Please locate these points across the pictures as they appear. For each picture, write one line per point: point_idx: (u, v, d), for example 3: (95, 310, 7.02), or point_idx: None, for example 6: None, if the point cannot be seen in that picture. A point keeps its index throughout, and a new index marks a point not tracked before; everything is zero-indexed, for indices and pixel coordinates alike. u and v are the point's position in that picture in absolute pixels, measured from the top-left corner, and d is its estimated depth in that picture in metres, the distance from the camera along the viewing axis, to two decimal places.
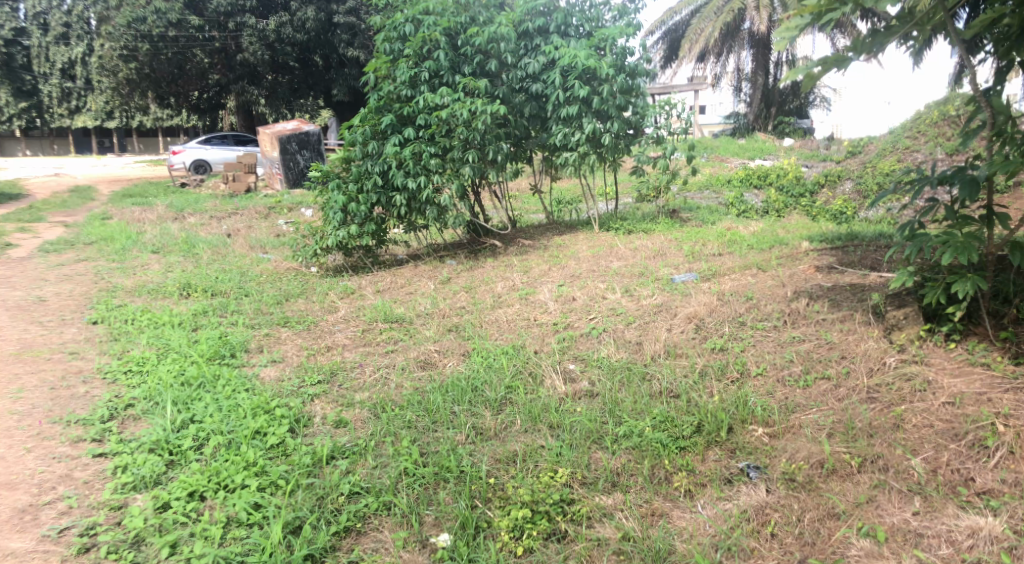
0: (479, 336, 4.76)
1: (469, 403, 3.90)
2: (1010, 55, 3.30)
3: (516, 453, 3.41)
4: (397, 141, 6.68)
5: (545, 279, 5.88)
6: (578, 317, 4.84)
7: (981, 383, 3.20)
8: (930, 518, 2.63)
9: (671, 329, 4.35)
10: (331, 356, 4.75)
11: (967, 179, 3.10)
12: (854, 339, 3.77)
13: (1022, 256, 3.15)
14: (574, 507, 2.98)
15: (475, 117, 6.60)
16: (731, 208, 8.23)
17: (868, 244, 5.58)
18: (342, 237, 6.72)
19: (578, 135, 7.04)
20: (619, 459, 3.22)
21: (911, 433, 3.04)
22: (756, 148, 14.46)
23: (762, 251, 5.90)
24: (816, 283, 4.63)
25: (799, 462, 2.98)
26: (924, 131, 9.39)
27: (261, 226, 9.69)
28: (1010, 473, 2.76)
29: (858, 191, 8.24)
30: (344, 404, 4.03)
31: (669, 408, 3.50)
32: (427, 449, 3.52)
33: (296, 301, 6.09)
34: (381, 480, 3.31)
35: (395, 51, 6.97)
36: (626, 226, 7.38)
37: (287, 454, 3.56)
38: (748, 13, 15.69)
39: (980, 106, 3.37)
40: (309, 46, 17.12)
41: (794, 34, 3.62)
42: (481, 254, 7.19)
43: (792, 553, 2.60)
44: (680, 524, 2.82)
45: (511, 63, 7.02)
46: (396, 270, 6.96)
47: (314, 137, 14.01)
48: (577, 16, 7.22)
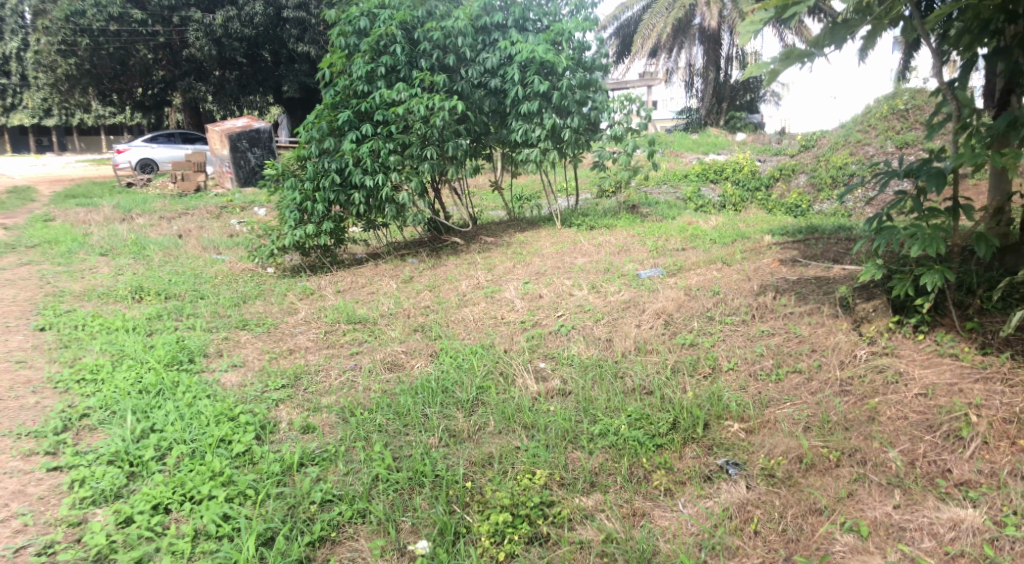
0: (447, 336, 4.70)
1: (441, 405, 3.83)
2: (972, 48, 3.35)
3: (491, 455, 3.37)
4: (354, 138, 6.53)
5: (510, 277, 5.84)
6: (546, 314, 4.82)
7: (951, 373, 3.29)
8: (911, 511, 2.69)
9: (640, 325, 4.36)
10: (294, 359, 4.63)
11: (933, 172, 3.18)
12: (823, 332, 3.84)
13: (986, 248, 3.25)
14: (554, 510, 2.96)
15: (432, 113, 6.51)
16: (690, 202, 8.33)
17: (827, 236, 5.71)
18: (300, 237, 6.55)
19: (539, 131, 7.01)
20: (597, 459, 3.22)
21: (886, 425, 3.10)
22: (709, 142, 14.70)
23: (725, 245, 5.98)
24: (781, 276, 4.71)
25: (777, 458, 3.02)
26: (874, 125, 9.66)
27: (213, 226, 9.41)
28: (985, 463, 2.84)
29: (812, 183, 8.43)
30: (311, 410, 3.92)
31: (644, 405, 3.51)
32: (400, 454, 3.46)
33: (254, 303, 5.92)
34: (354, 487, 3.23)
35: (350, 46, 6.78)
36: (588, 222, 7.40)
37: (254, 463, 3.45)
38: (699, 8, 15.89)
39: (943, 100, 3.43)
40: (258, 42, 16.66)
41: (759, 28, 3.65)
42: (443, 252, 7.12)
43: (776, 550, 2.64)
44: (662, 524, 2.83)
45: (469, 59, 6.93)
46: (356, 270, 6.83)
47: (265, 134, 13.60)
48: (534, 10, 7.16)
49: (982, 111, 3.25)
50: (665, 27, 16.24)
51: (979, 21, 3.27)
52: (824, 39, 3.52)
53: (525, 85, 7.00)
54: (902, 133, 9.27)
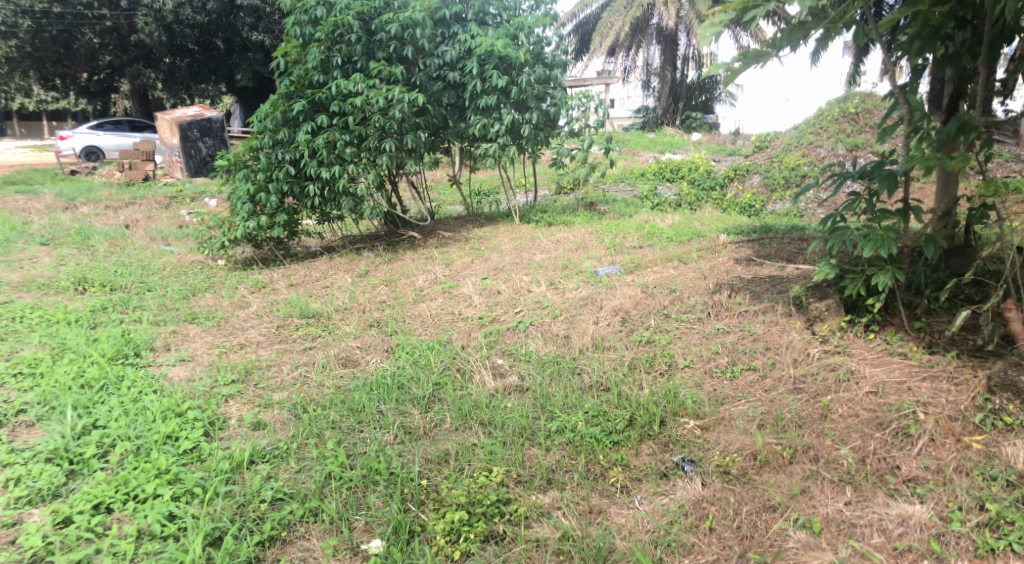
0: (403, 332, 4.63)
1: (397, 401, 3.76)
2: (922, 54, 3.43)
3: (448, 452, 3.31)
4: (309, 129, 6.38)
5: (468, 272, 5.79)
6: (504, 311, 4.80)
7: (900, 372, 3.38)
8: (861, 507, 2.75)
9: (598, 322, 4.37)
10: (245, 354, 4.50)
11: (886, 174, 3.26)
12: (777, 330, 3.91)
13: (935, 250, 3.34)
14: (510, 507, 2.93)
15: (391, 105, 6.40)
16: (646, 200, 8.40)
17: (780, 236, 5.82)
18: (252, 229, 6.36)
19: (497, 125, 6.95)
20: (554, 456, 3.21)
21: (838, 423, 3.17)
22: (666, 141, 14.88)
23: (681, 243, 6.05)
24: (736, 275, 4.79)
25: (732, 455, 3.06)
26: (825, 128, 9.90)
27: (162, 216, 9.09)
28: (932, 460, 2.91)
29: (766, 184, 8.59)
30: (261, 406, 3.81)
31: (601, 402, 3.51)
32: (354, 451, 3.38)
33: (204, 296, 5.73)
34: (306, 485, 3.15)
35: (306, 36, 6.61)
36: (546, 218, 7.41)
37: (202, 460, 3.33)
38: (657, 8, 16.04)
39: (896, 104, 3.51)
40: (210, 29, 16.17)
41: (718, 30, 3.64)
42: (400, 246, 7.03)
43: (731, 547, 2.67)
44: (619, 521, 2.84)
45: (428, 51, 6.81)
46: (310, 263, 6.67)
47: (217, 123, 13.24)
48: (494, 4, 7.08)
49: (930, 114, 3.31)
50: (623, 26, 16.39)
51: (931, 27, 3.33)
52: (782, 41, 3.56)
53: (483, 79, 6.94)
54: (852, 136, 9.52)
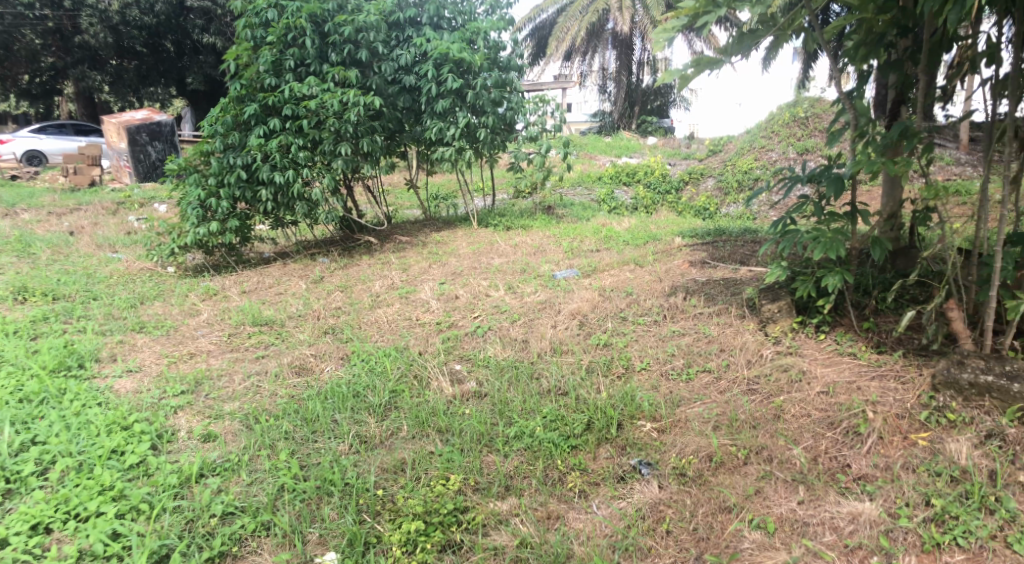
0: (359, 338, 4.54)
1: (352, 410, 3.68)
2: (867, 60, 3.52)
3: (404, 460, 3.25)
4: (262, 133, 6.25)
5: (426, 277, 5.73)
6: (462, 316, 4.75)
7: (850, 372, 3.45)
8: (814, 506, 2.79)
9: (556, 326, 4.35)
10: (195, 364, 4.35)
11: (833, 178, 3.33)
12: (731, 332, 3.96)
13: (881, 251, 3.42)
14: (468, 515, 2.89)
15: (346, 109, 6.30)
16: (603, 204, 8.44)
17: (734, 238, 5.91)
18: (202, 235, 6.18)
19: (453, 129, 6.88)
20: (512, 462, 3.18)
21: (791, 423, 3.21)
22: (623, 145, 15.03)
23: (637, 246, 6.09)
24: (691, 277, 4.84)
25: (688, 457, 3.07)
26: (776, 132, 10.14)
27: (108, 222, 8.79)
28: (881, 457, 2.96)
29: (720, 187, 8.74)
30: (212, 417, 3.69)
31: (559, 406, 3.50)
32: (308, 462, 3.30)
33: (152, 304, 5.54)
34: (258, 498, 3.06)
35: (257, 39, 6.46)
36: (505, 223, 7.39)
37: (149, 474, 3.21)
38: (612, 14, 16.18)
39: (843, 109, 3.58)
40: (158, 31, 15.60)
41: (671, 36, 3.68)
42: (356, 251, 6.92)
43: (687, 549, 2.68)
44: (577, 526, 2.83)
45: (383, 54, 6.70)
46: (263, 269, 6.51)
47: (167, 127, 12.88)
48: (449, 8, 7.04)
49: (876, 120, 3.38)
50: (579, 31, 16.52)
51: (875, 35, 3.42)
52: (733, 48, 3.61)
53: (439, 83, 6.86)
54: (802, 140, 9.78)
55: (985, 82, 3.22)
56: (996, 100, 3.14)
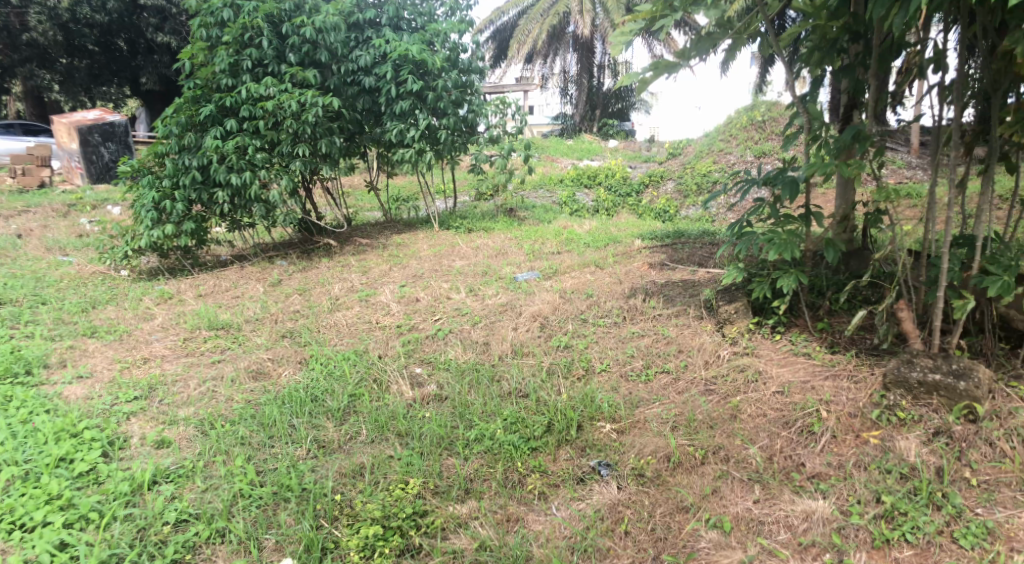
0: (317, 342, 4.46)
1: (309, 415, 3.60)
2: (820, 65, 3.58)
3: (362, 465, 3.19)
4: (218, 134, 6.11)
5: (386, 279, 5.67)
6: (423, 318, 4.70)
7: (805, 372, 3.50)
8: (769, 505, 2.82)
9: (517, 328, 4.34)
10: (148, 369, 4.22)
11: (788, 181, 3.39)
12: (689, 333, 4.00)
13: (834, 253, 3.49)
14: (427, 519, 2.85)
15: (304, 110, 6.19)
16: (565, 206, 8.47)
17: (693, 240, 5.98)
18: (157, 238, 6.02)
19: (414, 131, 6.83)
20: (472, 465, 3.15)
21: (747, 422, 3.25)
22: (584, 148, 15.11)
23: (598, 248, 6.12)
24: (650, 279, 4.88)
25: (646, 457, 3.09)
26: (736, 135, 10.35)
27: (58, 224, 8.50)
28: (834, 456, 3.01)
29: (679, 190, 8.86)
30: (166, 423, 3.58)
31: (519, 409, 3.48)
32: (265, 468, 3.22)
33: (105, 308, 5.37)
34: (212, 504, 2.98)
35: (213, 38, 6.31)
36: (466, 225, 7.36)
37: (99, 482, 3.10)
38: (573, 17, 16.25)
39: (798, 113, 3.64)
40: (111, 29, 15.30)
41: (628, 39, 3.71)
42: (315, 253, 6.81)
43: (645, 549, 2.69)
44: (536, 528, 2.82)
45: (342, 55, 6.60)
46: (220, 272, 6.36)
47: (121, 128, 12.49)
48: (408, 10, 6.98)
49: (829, 124, 3.44)
50: (540, 34, 16.60)
51: (828, 40, 3.48)
52: (691, 51, 3.63)
53: (399, 84, 6.80)
54: (759, 144, 9.97)
55: (932, 87, 3.30)
56: (943, 105, 3.22)
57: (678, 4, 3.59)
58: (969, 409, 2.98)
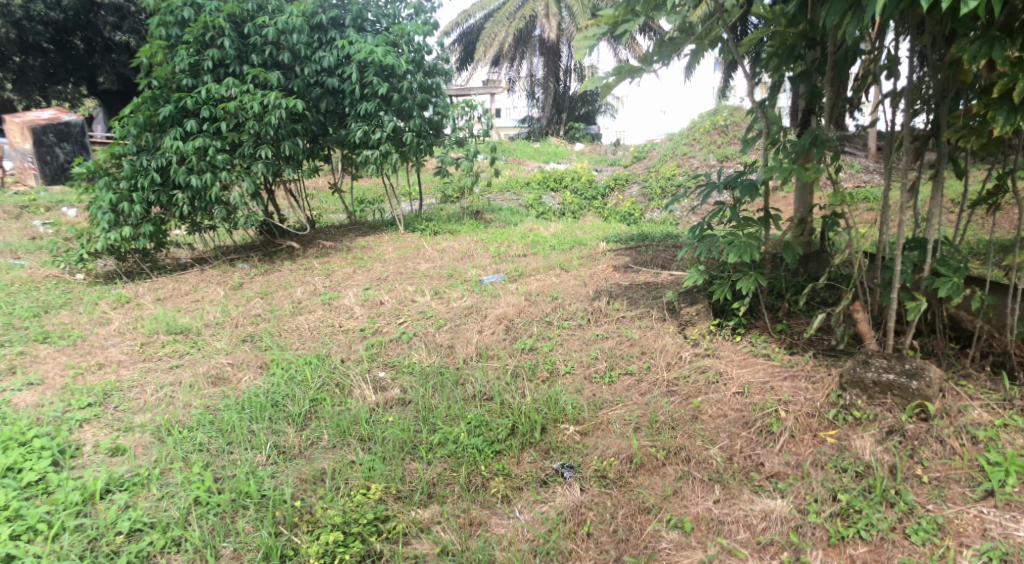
0: (278, 346, 4.38)
1: (270, 420, 3.53)
2: (779, 71, 3.65)
3: (323, 471, 3.14)
4: (177, 135, 5.98)
5: (349, 283, 5.60)
6: (387, 322, 4.65)
7: (764, 372, 3.56)
8: (728, 505, 2.85)
9: (482, 331, 4.32)
10: (103, 375, 4.09)
11: (747, 184, 3.44)
12: (652, 335, 4.03)
13: (791, 256, 3.56)
14: (388, 524, 2.82)
15: (267, 111, 6.10)
16: (531, 209, 8.49)
17: (657, 243, 6.04)
18: (113, 241, 5.87)
19: (379, 133, 6.78)
20: (435, 469, 3.13)
21: (708, 423, 3.28)
22: (551, 151, 15.15)
23: (564, 251, 6.14)
24: (614, 282, 4.91)
25: (610, 459, 3.10)
26: (699, 139, 10.54)
27: (9, 227, 8.22)
28: (792, 455, 3.05)
29: (644, 194, 8.95)
30: (121, 429, 3.47)
31: (484, 412, 3.46)
32: (222, 474, 3.15)
33: (58, 313, 5.20)
34: (168, 512, 2.91)
35: (173, 38, 6.17)
36: (432, 227, 7.33)
37: (49, 492, 3.01)
38: (539, 21, 16.30)
39: (757, 118, 3.69)
40: (66, 27, 14.90)
41: (591, 43, 3.74)
42: (277, 256, 6.70)
43: (607, 551, 2.70)
44: (499, 531, 2.81)
45: (305, 56, 6.51)
46: (179, 276, 6.21)
47: (77, 128, 12.10)
48: (372, 11, 6.91)
49: (787, 129, 3.51)
50: (506, 37, 16.62)
51: (786, 47, 3.55)
52: (653, 56, 3.68)
53: (363, 86, 6.74)
54: (722, 147, 10.14)
55: (886, 93, 3.38)
56: (896, 110, 3.30)
57: (640, 9, 3.64)
58: (921, 408, 3.06)
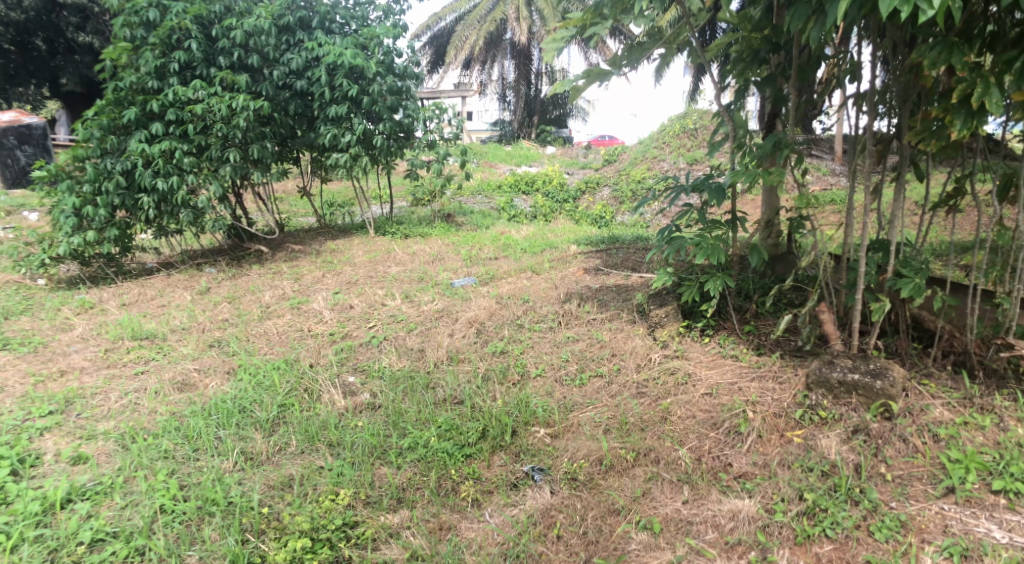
0: (246, 351, 4.30)
1: (237, 426, 3.47)
2: (745, 75, 3.70)
3: (292, 477, 3.09)
4: (142, 138, 5.85)
5: (319, 286, 5.55)
6: (357, 326, 4.61)
7: (732, 373, 3.59)
8: (697, 505, 2.87)
9: (453, 335, 4.30)
10: (65, 383, 3.99)
11: (714, 187, 3.47)
12: (622, 337, 4.04)
13: (758, 258, 3.60)
14: (357, 530, 2.79)
15: (234, 114, 6.01)
16: (503, 212, 8.49)
17: (627, 246, 6.07)
18: (76, 245, 5.73)
19: (349, 136, 6.71)
20: (405, 474, 3.09)
21: (677, 425, 3.30)
22: (523, 154, 15.18)
23: (535, 254, 6.15)
24: (585, 284, 4.93)
25: (579, 461, 3.10)
26: (668, 143, 10.68)
27: None
28: (759, 455, 3.08)
29: (615, 197, 9.01)
30: (84, 438, 3.38)
31: (454, 415, 3.44)
32: (188, 481, 3.08)
33: (18, 319, 5.05)
34: (132, 521, 2.84)
35: (138, 39, 6.05)
36: (403, 230, 7.29)
37: (6, 504, 2.91)
38: (510, 24, 16.33)
39: (724, 121, 3.73)
40: (28, 28, 14.44)
41: (560, 46, 3.75)
42: (246, 260, 6.61)
43: (577, 553, 2.69)
44: (469, 535, 2.79)
45: (273, 59, 6.44)
46: (145, 280, 6.09)
47: (39, 131, 11.77)
48: (341, 13, 6.85)
49: (753, 133, 3.56)
50: (478, 40, 16.61)
51: (751, 52, 3.60)
52: (622, 59, 3.69)
53: (333, 89, 6.68)
54: (691, 151, 10.27)
55: (849, 97, 3.44)
56: (859, 113, 3.36)
57: (608, 13, 3.65)
58: (885, 407, 3.11)
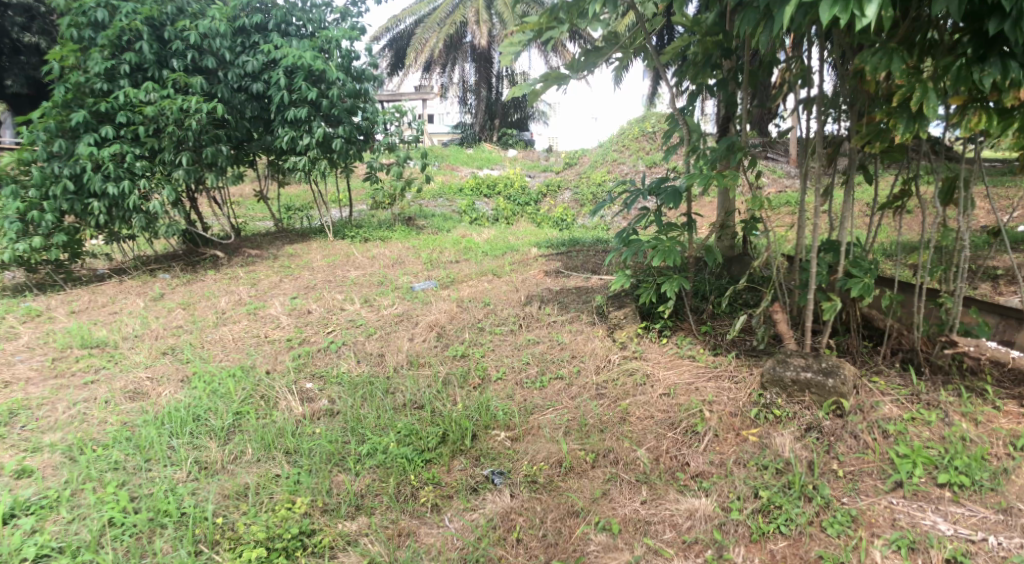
0: (200, 359, 4.19)
1: (191, 435, 3.38)
2: (699, 79, 3.75)
3: (247, 486, 3.02)
4: (93, 141, 5.66)
5: (276, 292, 5.44)
6: (315, 331, 4.53)
7: (689, 373, 3.64)
8: (655, 505, 2.90)
9: (413, 339, 4.27)
10: (8, 394, 3.83)
11: (670, 190, 3.51)
12: (582, 339, 4.06)
13: (712, 258, 3.65)
14: (314, 539, 2.75)
15: (187, 116, 5.87)
16: (465, 215, 8.46)
17: (587, 248, 6.11)
18: (22, 251, 5.52)
19: (308, 138, 6.63)
20: (363, 481, 3.05)
21: (635, 425, 3.33)
22: (484, 157, 15.16)
23: (496, 257, 6.14)
24: (546, 287, 4.94)
25: (539, 464, 3.10)
26: (627, 146, 10.84)
27: None
28: (717, 454, 3.12)
29: (576, 200, 9.07)
30: (28, 450, 3.26)
31: (413, 421, 3.41)
32: (139, 493, 2.98)
33: None
34: (79, 535, 2.75)
35: (85, 40, 5.85)
36: (363, 234, 7.20)
37: None
38: (471, 27, 16.35)
39: (679, 124, 3.78)
40: None
41: (518, 50, 3.77)
42: (201, 266, 6.45)
43: (536, 556, 2.69)
44: (428, 541, 2.76)
45: (228, 61, 6.31)
46: (95, 287, 5.90)
47: None
48: (298, 15, 6.76)
49: (707, 136, 3.61)
50: (438, 42, 16.56)
51: (704, 57, 3.65)
52: (581, 63, 3.71)
53: (292, 91, 6.59)
54: (650, 154, 10.41)
55: (799, 102, 3.52)
56: (809, 117, 3.43)
57: (566, 17, 3.64)
58: (837, 404, 3.18)
